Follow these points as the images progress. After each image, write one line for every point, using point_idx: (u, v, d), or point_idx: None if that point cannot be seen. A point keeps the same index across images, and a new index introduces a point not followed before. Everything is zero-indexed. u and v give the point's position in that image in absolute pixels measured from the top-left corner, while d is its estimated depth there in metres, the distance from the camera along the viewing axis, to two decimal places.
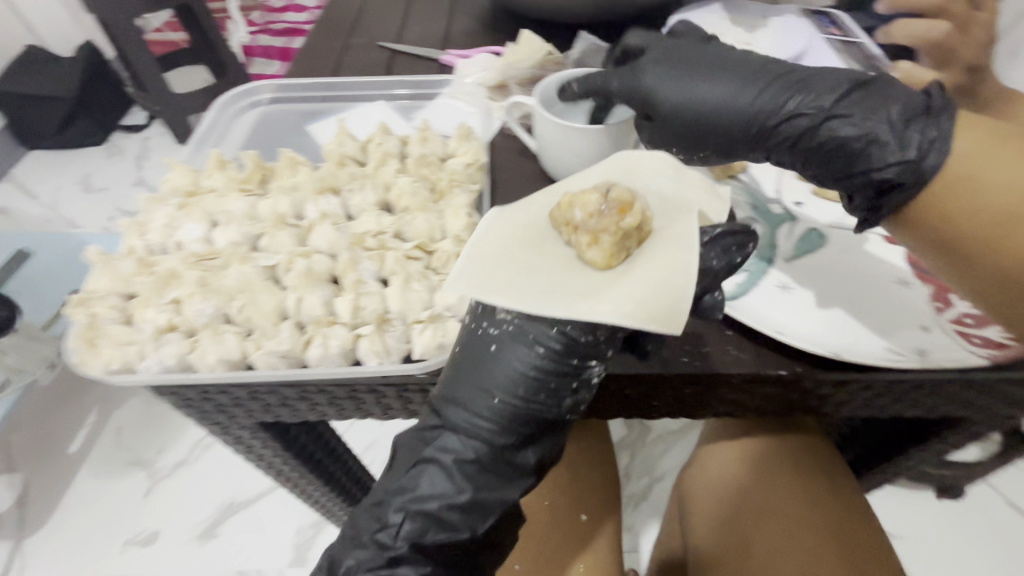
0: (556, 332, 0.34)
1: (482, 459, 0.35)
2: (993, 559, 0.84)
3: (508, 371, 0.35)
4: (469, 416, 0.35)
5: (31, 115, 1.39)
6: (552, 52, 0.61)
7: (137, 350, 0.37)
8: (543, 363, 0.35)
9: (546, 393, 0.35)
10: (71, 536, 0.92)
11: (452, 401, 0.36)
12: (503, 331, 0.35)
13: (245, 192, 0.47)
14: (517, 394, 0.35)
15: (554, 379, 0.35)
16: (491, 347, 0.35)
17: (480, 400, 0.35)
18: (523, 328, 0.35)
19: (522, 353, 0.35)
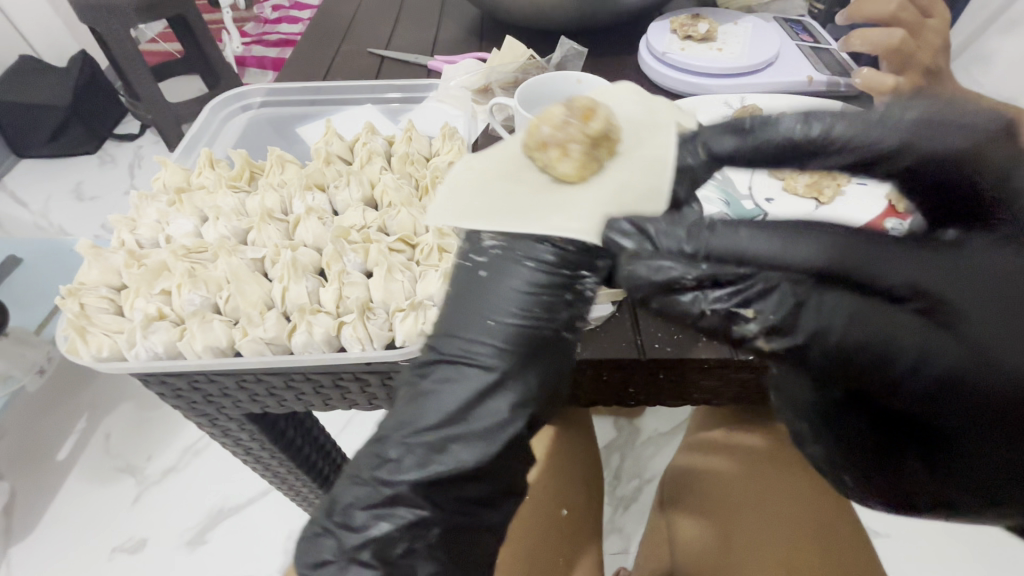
0: (545, 246, 0.36)
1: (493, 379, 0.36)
2: (975, 557, 0.85)
3: (502, 291, 0.37)
4: (467, 342, 0.37)
5: (24, 124, 1.40)
6: (533, 57, 0.64)
7: (126, 337, 0.38)
8: (539, 276, 0.37)
9: (542, 308, 0.37)
10: (58, 542, 0.92)
11: (450, 331, 0.37)
12: (491, 257, 0.38)
13: (234, 189, 0.49)
14: (514, 311, 0.36)
15: (551, 291, 0.37)
16: (481, 274, 0.37)
17: (478, 324, 0.37)
18: (511, 246, 0.37)
19: (515, 270, 0.37)
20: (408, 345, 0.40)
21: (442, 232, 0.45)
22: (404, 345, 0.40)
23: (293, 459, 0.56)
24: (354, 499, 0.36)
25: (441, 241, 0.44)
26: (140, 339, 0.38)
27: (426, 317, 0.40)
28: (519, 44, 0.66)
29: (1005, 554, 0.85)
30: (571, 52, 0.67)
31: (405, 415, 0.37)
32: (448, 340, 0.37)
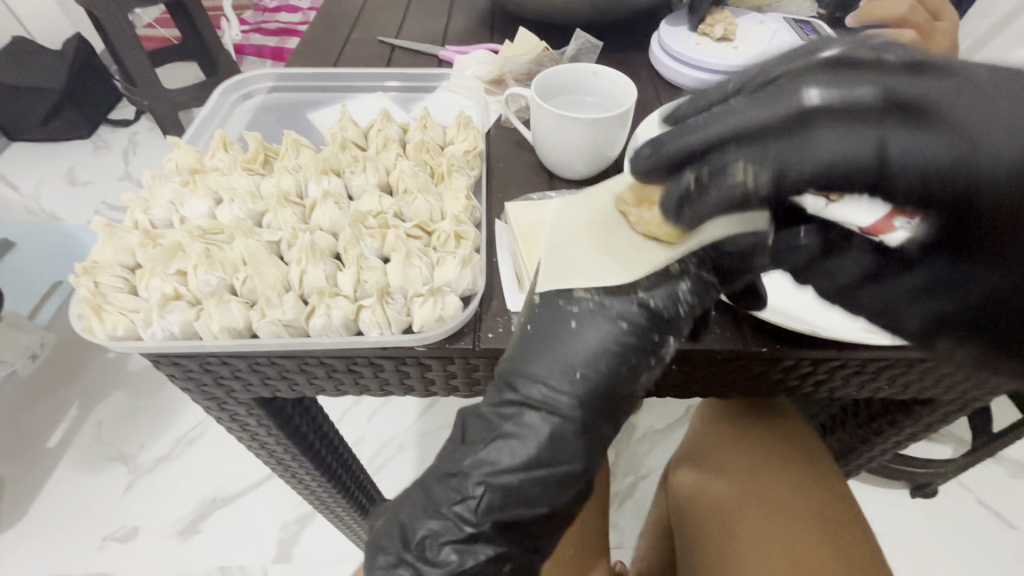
0: (638, 304, 0.36)
1: (564, 432, 0.37)
2: (962, 555, 0.87)
3: (589, 345, 0.37)
4: (548, 390, 0.37)
5: (16, 106, 1.37)
6: (548, 49, 0.64)
7: (142, 316, 0.38)
8: (626, 335, 0.36)
9: (626, 367, 0.37)
10: (47, 531, 0.91)
11: (531, 371, 0.37)
12: (583, 308, 0.37)
13: (249, 172, 0.49)
14: (599, 368, 0.36)
15: (635, 351, 0.37)
16: (571, 323, 0.37)
17: (562, 374, 0.37)
18: (604, 301, 0.37)
19: (588, 316, 0.37)
20: (425, 331, 0.40)
21: (459, 219, 0.45)
22: (421, 330, 0.40)
23: (299, 447, 0.55)
24: (433, 533, 0.38)
25: (457, 228, 0.44)
26: (156, 318, 0.38)
27: (445, 304, 0.40)
28: (533, 36, 0.66)
29: (991, 554, 0.87)
30: (585, 46, 0.68)
31: (496, 445, 0.37)
32: (529, 379, 0.37)
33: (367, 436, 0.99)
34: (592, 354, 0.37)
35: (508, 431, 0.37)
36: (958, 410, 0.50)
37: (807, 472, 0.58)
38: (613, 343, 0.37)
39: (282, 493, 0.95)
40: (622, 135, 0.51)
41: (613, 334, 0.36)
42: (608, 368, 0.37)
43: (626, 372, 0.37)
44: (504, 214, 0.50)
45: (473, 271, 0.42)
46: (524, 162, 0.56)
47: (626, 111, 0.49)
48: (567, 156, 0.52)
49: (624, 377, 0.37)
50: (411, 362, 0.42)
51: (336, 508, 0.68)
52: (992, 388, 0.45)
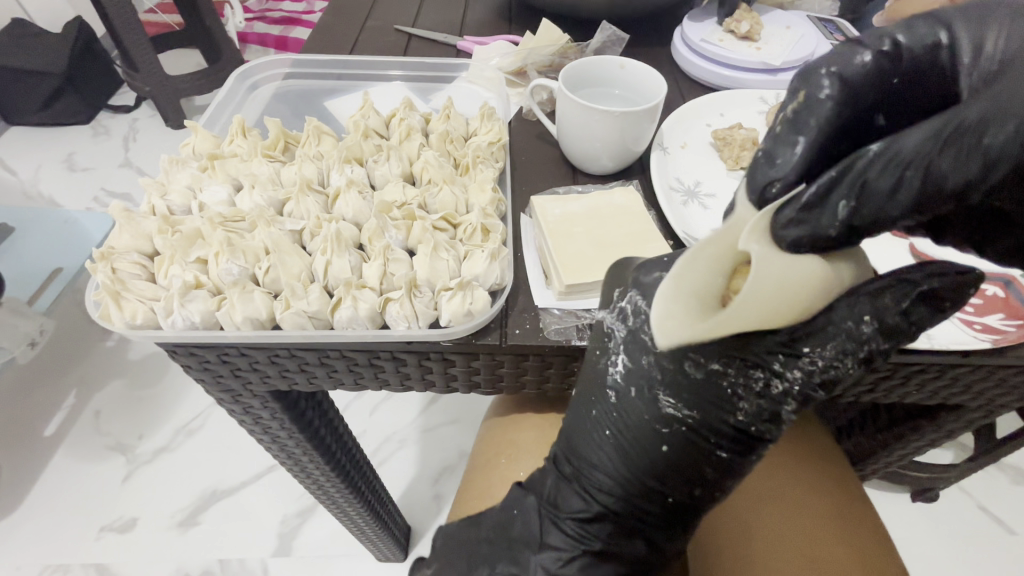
0: (730, 431, 0.35)
1: (617, 524, 0.40)
2: (966, 562, 0.87)
3: (668, 468, 0.37)
4: (615, 491, 0.40)
5: (16, 88, 1.35)
6: (571, 41, 0.63)
7: (161, 305, 0.37)
8: (709, 462, 0.36)
9: (698, 487, 0.38)
10: (43, 521, 0.89)
11: (600, 461, 0.39)
12: (673, 432, 0.36)
13: (269, 159, 0.48)
14: (670, 486, 0.38)
15: (712, 475, 0.37)
16: (659, 444, 0.36)
17: (632, 483, 0.39)
18: (696, 428, 0.35)
19: (663, 432, 0.36)
20: (453, 326, 0.39)
21: (485, 212, 0.44)
22: (449, 325, 0.39)
23: (311, 442, 0.53)
24: None
25: (484, 221, 0.43)
26: (177, 307, 0.36)
27: (474, 298, 0.39)
28: (556, 27, 0.64)
29: (994, 561, 0.87)
30: (609, 38, 0.66)
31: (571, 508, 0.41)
32: (595, 466, 0.40)
33: (369, 431, 0.98)
34: (661, 461, 0.37)
35: (583, 503, 0.41)
36: (984, 417, 0.49)
37: (826, 475, 0.57)
38: (686, 458, 0.36)
39: (282, 486, 0.94)
40: (651, 130, 0.50)
41: (697, 453, 0.36)
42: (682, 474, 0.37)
43: (697, 481, 0.37)
44: (528, 208, 0.49)
45: (501, 265, 0.41)
46: (547, 155, 0.55)
47: (657, 105, 0.48)
48: (593, 151, 0.51)
49: (692, 487, 0.38)
50: (436, 357, 0.41)
51: (344, 505, 0.67)
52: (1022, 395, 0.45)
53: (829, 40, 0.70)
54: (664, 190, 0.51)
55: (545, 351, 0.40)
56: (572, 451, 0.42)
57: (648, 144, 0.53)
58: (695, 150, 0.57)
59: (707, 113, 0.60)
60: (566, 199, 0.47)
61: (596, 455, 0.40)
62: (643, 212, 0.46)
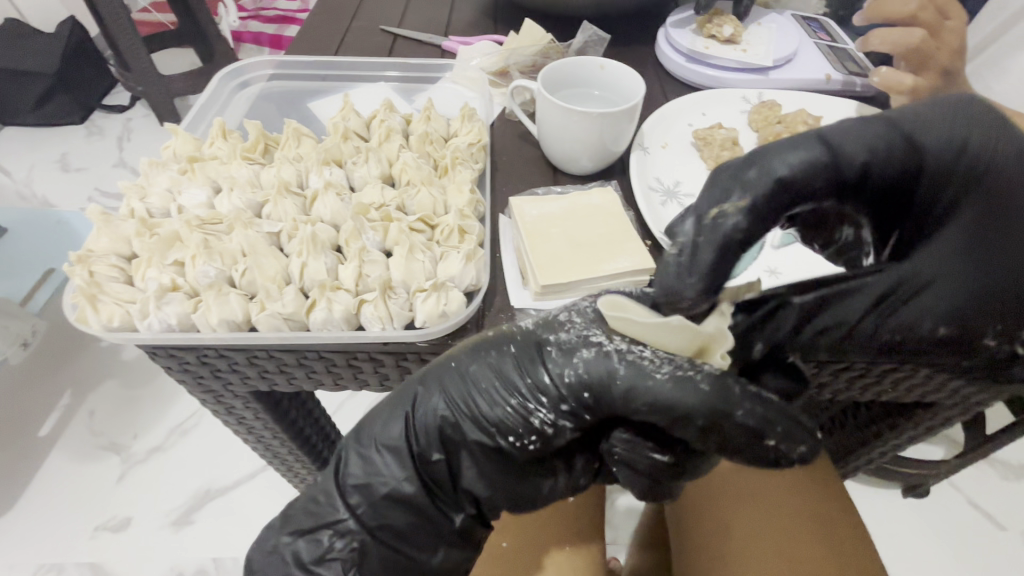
0: (555, 369, 0.35)
1: (404, 452, 0.37)
2: (953, 556, 0.87)
3: (484, 388, 0.36)
4: (422, 410, 0.37)
5: (8, 89, 1.34)
6: (554, 42, 0.64)
7: (138, 307, 0.37)
8: (519, 398, 0.35)
9: (496, 428, 0.36)
10: (36, 520, 0.89)
11: (448, 411, 0.36)
12: (513, 350, 0.36)
13: (248, 161, 0.48)
14: (470, 416, 0.36)
15: (515, 420, 0.35)
16: (491, 354, 0.36)
17: (440, 400, 0.36)
18: (529, 349, 0.36)
19: (531, 408, 0.35)
20: (427, 327, 0.39)
21: (462, 213, 0.44)
22: (424, 326, 0.39)
23: (296, 441, 0.54)
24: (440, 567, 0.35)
25: (461, 223, 0.44)
26: (154, 310, 0.37)
27: (448, 299, 0.39)
28: (539, 28, 0.65)
29: (979, 555, 0.87)
30: (592, 39, 0.67)
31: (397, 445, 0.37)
32: (441, 411, 0.36)
33: None
34: (486, 380, 0.36)
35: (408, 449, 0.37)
36: (960, 415, 0.50)
37: (809, 476, 0.56)
38: (501, 379, 0.36)
39: (275, 485, 0.94)
40: (630, 130, 0.50)
41: (511, 378, 0.35)
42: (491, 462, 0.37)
43: (503, 426, 0.35)
44: (507, 209, 0.49)
45: (477, 266, 0.42)
46: (528, 156, 0.56)
47: (635, 105, 0.48)
48: (573, 152, 0.51)
49: (497, 432, 0.36)
50: (412, 357, 0.41)
51: None
52: (995, 393, 0.45)
53: (813, 39, 0.70)
54: (643, 191, 0.51)
55: None
56: (428, 386, 0.37)
57: (628, 144, 0.54)
58: (676, 150, 0.57)
59: (689, 113, 0.61)
60: (544, 199, 0.47)
61: (452, 390, 0.36)
62: (619, 211, 0.47)
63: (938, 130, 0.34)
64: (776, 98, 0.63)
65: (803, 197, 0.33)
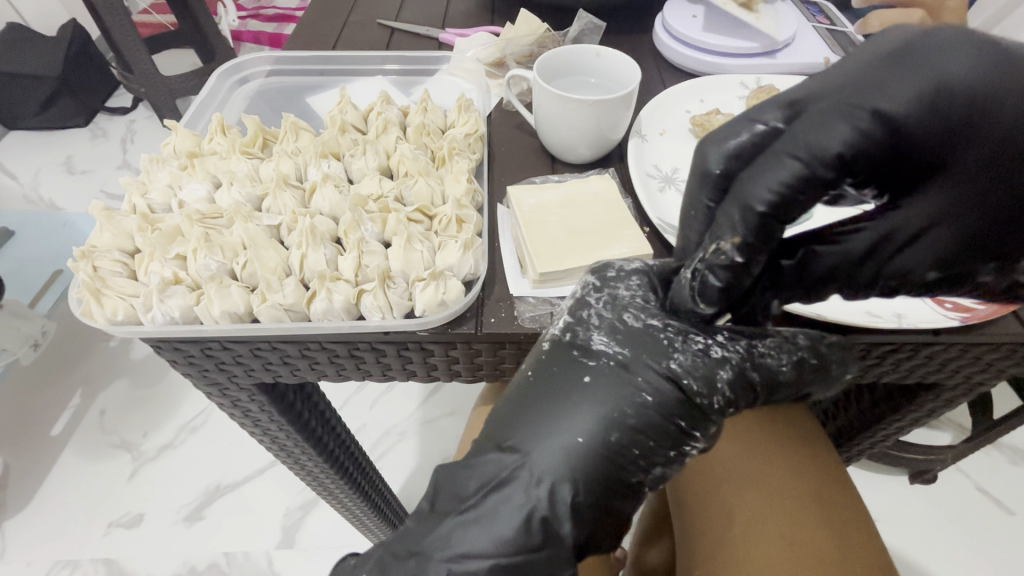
0: (667, 376, 0.32)
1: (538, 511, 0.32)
2: (960, 540, 0.87)
3: (602, 413, 0.32)
4: (543, 458, 0.32)
5: (12, 93, 1.36)
6: (550, 31, 0.64)
7: (142, 301, 0.38)
8: (646, 413, 0.32)
9: (634, 453, 0.32)
10: (50, 518, 0.91)
11: (569, 457, 0.32)
12: (602, 365, 0.34)
13: (248, 156, 0.49)
14: (601, 450, 0.32)
15: (649, 435, 0.33)
16: (584, 378, 0.33)
17: (560, 441, 0.32)
18: (627, 362, 0.33)
19: (660, 409, 0.32)
20: (427, 316, 0.40)
21: (460, 203, 0.45)
22: (424, 315, 0.39)
23: (301, 434, 0.54)
24: None
25: (459, 212, 0.44)
26: (156, 303, 0.38)
27: (447, 288, 0.40)
28: (535, 17, 0.65)
29: (986, 539, 0.87)
30: (588, 27, 0.67)
31: (528, 510, 0.32)
32: (555, 460, 0.32)
33: (369, 423, 0.99)
34: (597, 402, 0.33)
35: (537, 512, 0.32)
36: (962, 396, 0.50)
37: (813, 465, 0.56)
38: (612, 395, 0.33)
39: (285, 480, 0.95)
40: (627, 117, 0.50)
41: (633, 398, 0.32)
42: (626, 487, 0.33)
43: (642, 447, 0.33)
44: (506, 198, 0.50)
45: (475, 256, 0.42)
46: (526, 146, 0.56)
47: (631, 91, 0.48)
48: (570, 141, 0.51)
49: (635, 449, 0.32)
50: (413, 347, 0.42)
51: (338, 493, 0.68)
52: (999, 372, 0.45)
53: (811, 23, 0.70)
54: (640, 178, 0.51)
55: (519, 339, 0.41)
56: (521, 432, 0.33)
57: (626, 132, 0.54)
58: (674, 137, 0.57)
59: (687, 100, 0.60)
60: (542, 188, 0.47)
61: (575, 424, 0.32)
62: (617, 198, 0.47)
63: (896, 91, 0.29)
64: (774, 83, 0.62)
65: (788, 215, 0.30)
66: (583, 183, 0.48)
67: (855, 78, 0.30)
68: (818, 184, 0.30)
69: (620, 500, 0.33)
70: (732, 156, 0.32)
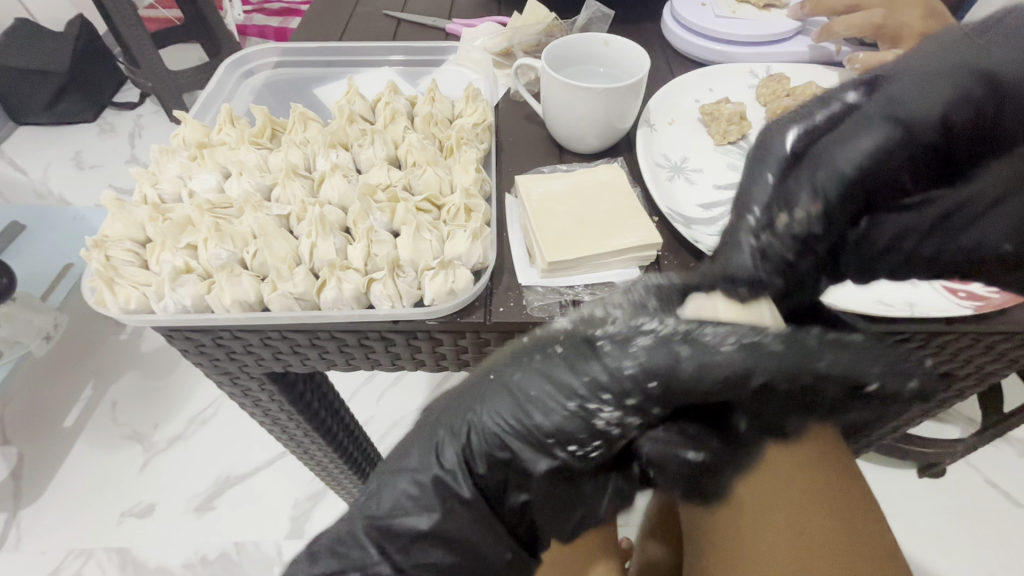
0: (594, 346, 0.36)
1: (459, 461, 0.37)
2: (969, 533, 0.87)
3: (529, 373, 0.37)
4: (475, 408, 0.37)
5: (21, 89, 1.36)
6: (557, 19, 0.63)
7: (154, 290, 0.38)
8: (568, 377, 0.36)
9: (549, 415, 0.36)
10: (65, 507, 0.92)
11: (498, 409, 0.37)
12: (541, 332, 0.39)
13: (256, 146, 0.49)
14: (523, 406, 0.36)
15: (563, 397, 0.36)
16: (524, 339, 0.39)
17: (489, 393, 0.37)
18: (559, 332, 0.38)
19: (582, 371, 0.36)
20: (436, 304, 0.40)
21: (468, 193, 0.45)
22: (432, 304, 0.40)
23: (311, 423, 0.54)
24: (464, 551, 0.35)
25: (467, 202, 0.44)
26: (168, 292, 0.38)
27: (456, 277, 0.40)
28: (542, 7, 0.64)
29: (996, 533, 0.87)
30: (595, 17, 0.66)
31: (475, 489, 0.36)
32: (484, 412, 0.37)
33: (377, 415, 1.00)
34: (525, 361, 0.37)
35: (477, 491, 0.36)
36: (974, 387, 0.50)
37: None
38: (538, 349, 0.38)
39: (294, 472, 0.96)
40: (635, 105, 0.50)
41: (557, 354, 0.37)
42: (543, 449, 0.36)
43: (559, 411, 0.35)
44: (514, 188, 0.50)
45: (483, 245, 0.42)
46: (534, 136, 0.56)
47: (640, 80, 0.48)
48: (578, 131, 0.51)
49: (552, 414, 0.36)
50: (422, 336, 0.42)
51: (346, 482, 0.69)
52: (1012, 362, 0.45)
53: None
54: (650, 167, 0.51)
55: (528, 328, 0.41)
56: (468, 393, 0.38)
57: (634, 121, 0.53)
58: (683, 127, 0.56)
59: (697, 89, 0.60)
60: (550, 177, 0.47)
61: (507, 384, 0.37)
62: (626, 187, 0.47)
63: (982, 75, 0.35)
64: (784, 71, 0.62)
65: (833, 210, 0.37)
66: (589, 174, 0.48)
67: (895, 91, 0.37)
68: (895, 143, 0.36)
69: (528, 447, 0.36)
70: (792, 159, 0.38)
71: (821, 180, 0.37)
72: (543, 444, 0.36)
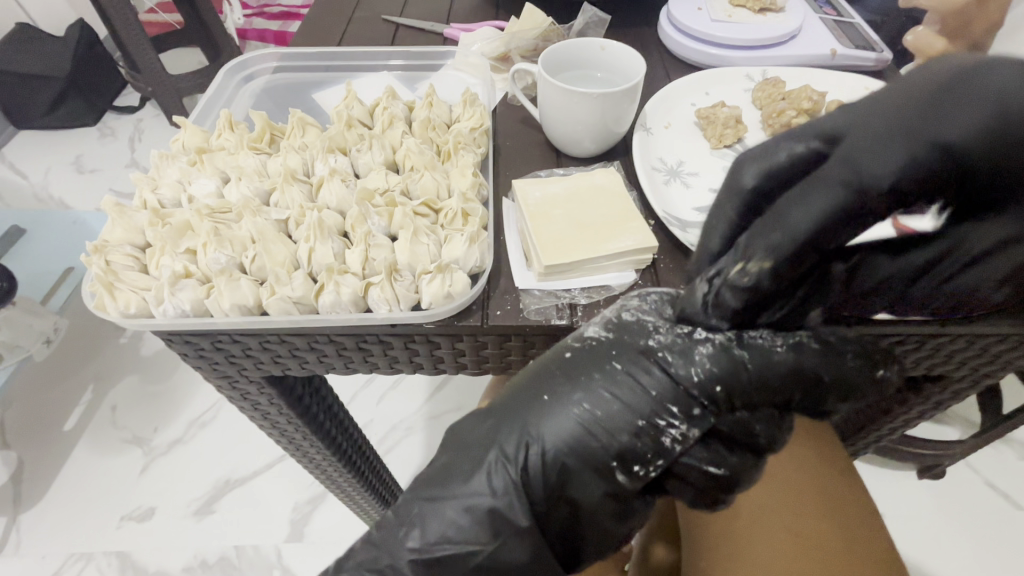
0: (652, 357, 0.35)
1: (515, 487, 0.34)
2: (968, 536, 0.87)
3: (584, 390, 0.34)
4: (527, 430, 0.34)
5: (22, 93, 1.37)
6: (554, 24, 0.64)
7: (153, 294, 0.39)
8: (623, 390, 0.34)
9: (615, 434, 0.33)
10: (65, 510, 0.92)
11: (557, 430, 0.34)
12: (584, 344, 0.36)
13: (256, 151, 0.49)
14: (583, 426, 0.34)
15: (627, 414, 0.34)
16: (565, 354, 0.36)
17: (540, 414, 0.35)
18: (605, 345, 0.36)
19: (642, 383, 0.34)
20: (434, 308, 0.40)
21: (466, 197, 0.45)
22: (430, 307, 0.40)
23: (310, 427, 0.55)
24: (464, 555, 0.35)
25: (465, 206, 0.44)
26: (168, 296, 0.38)
27: (453, 280, 0.40)
28: (539, 12, 0.65)
29: (994, 534, 0.87)
30: (592, 22, 0.67)
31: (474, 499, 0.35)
32: (544, 436, 0.34)
33: (376, 418, 1.00)
34: (572, 377, 0.35)
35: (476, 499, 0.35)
36: (970, 389, 0.50)
37: (841, 503, 0.52)
38: (585, 364, 0.35)
39: (294, 475, 0.96)
40: (631, 109, 0.50)
41: (612, 370, 0.35)
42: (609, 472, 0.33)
43: (627, 429, 0.33)
44: (512, 192, 0.50)
45: (481, 248, 0.42)
46: (531, 140, 0.56)
47: (636, 84, 0.48)
48: (575, 135, 0.51)
49: (618, 433, 0.33)
50: (420, 340, 0.42)
51: (349, 487, 0.69)
52: (1007, 364, 0.45)
53: (818, 14, 0.70)
54: (646, 171, 0.51)
55: (525, 331, 0.41)
56: (507, 411, 0.36)
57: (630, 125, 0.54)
58: (679, 130, 0.57)
59: (693, 93, 0.60)
60: (548, 181, 0.48)
61: (561, 403, 0.34)
62: (623, 191, 0.47)
63: (958, 120, 0.27)
64: (780, 75, 0.62)
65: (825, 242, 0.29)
66: (584, 178, 0.48)
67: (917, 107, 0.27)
68: (862, 213, 0.28)
69: (591, 471, 0.33)
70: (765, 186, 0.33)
71: (806, 209, 0.29)
72: (609, 467, 0.33)
